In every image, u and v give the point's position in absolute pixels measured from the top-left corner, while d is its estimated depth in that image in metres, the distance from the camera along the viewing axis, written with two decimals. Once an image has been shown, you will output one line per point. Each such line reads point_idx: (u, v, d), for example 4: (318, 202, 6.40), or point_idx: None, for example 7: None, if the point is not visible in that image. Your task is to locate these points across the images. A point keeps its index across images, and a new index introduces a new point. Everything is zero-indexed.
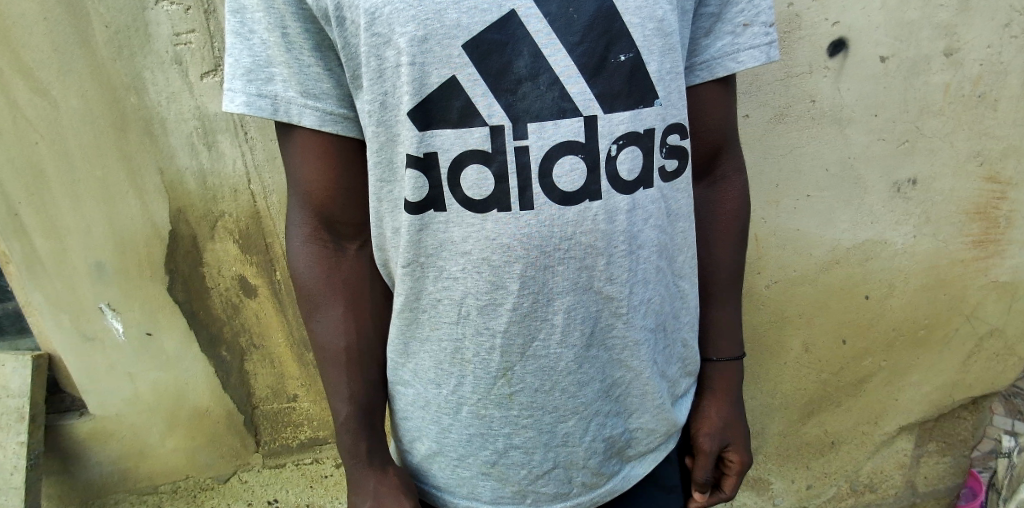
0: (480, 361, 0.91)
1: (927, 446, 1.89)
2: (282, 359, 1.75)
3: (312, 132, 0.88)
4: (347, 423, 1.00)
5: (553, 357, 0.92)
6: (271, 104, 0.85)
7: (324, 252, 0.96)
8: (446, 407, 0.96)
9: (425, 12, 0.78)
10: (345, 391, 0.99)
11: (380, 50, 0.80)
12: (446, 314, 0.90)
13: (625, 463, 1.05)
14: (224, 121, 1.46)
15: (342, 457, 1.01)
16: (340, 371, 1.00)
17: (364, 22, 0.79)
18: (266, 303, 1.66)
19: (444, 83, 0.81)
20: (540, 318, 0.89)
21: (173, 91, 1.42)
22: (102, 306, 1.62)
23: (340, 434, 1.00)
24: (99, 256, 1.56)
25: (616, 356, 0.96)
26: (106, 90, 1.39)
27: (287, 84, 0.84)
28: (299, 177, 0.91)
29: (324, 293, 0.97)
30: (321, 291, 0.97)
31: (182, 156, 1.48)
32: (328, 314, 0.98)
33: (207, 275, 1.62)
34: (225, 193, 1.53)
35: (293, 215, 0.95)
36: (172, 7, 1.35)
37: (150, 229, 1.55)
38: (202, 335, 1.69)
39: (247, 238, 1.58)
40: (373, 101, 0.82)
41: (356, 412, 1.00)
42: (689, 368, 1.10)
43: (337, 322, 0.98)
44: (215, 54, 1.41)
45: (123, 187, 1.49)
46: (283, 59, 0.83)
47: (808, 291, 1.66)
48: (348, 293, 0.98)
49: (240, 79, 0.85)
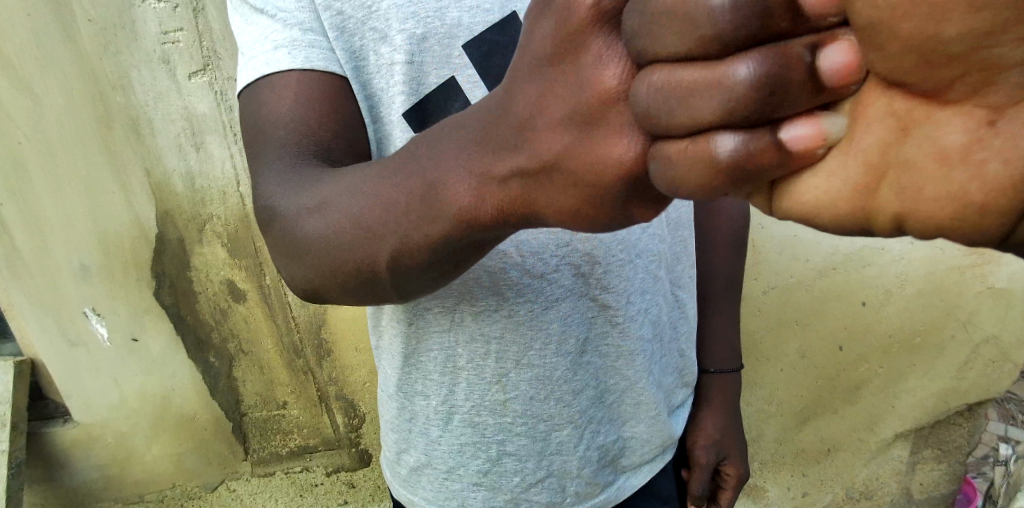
0: (473, 368, 0.89)
1: (923, 453, 1.87)
2: (271, 365, 1.70)
3: (322, 75, 0.77)
4: (432, 130, 0.61)
5: (548, 366, 0.90)
6: (293, 50, 0.77)
7: (309, 164, 0.73)
8: (446, 395, 0.92)
9: (426, 10, 0.81)
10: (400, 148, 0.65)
11: (376, 45, 0.81)
12: (437, 322, 0.89)
13: (619, 473, 1.03)
14: (212, 121, 1.41)
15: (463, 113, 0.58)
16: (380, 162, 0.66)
17: (362, 16, 0.80)
18: (255, 308, 1.61)
19: (443, 83, 0.83)
20: (535, 326, 0.88)
21: (160, 90, 1.37)
22: (86, 311, 1.58)
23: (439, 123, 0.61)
24: (85, 259, 1.53)
25: (610, 363, 0.95)
26: (91, 88, 1.36)
27: (311, 29, 0.78)
28: (288, 99, 0.75)
29: (320, 170, 0.72)
30: (316, 170, 0.72)
31: (170, 157, 1.43)
32: (325, 182, 0.69)
33: (195, 279, 1.58)
34: (213, 195, 1.48)
35: (265, 149, 0.76)
36: (160, 4, 1.30)
37: (137, 232, 1.51)
38: (190, 340, 1.65)
39: (236, 241, 1.53)
40: (366, 97, 0.83)
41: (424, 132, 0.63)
42: (685, 379, 1.09)
43: (344, 177, 0.68)
44: (204, 53, 1.35)
45: (108, 187, 1.46)
46: (301, 8, 0.78)
47: (805, 297, 1.64)
48: (345, 169, 0.70)
49: (260, 43, 0.79)
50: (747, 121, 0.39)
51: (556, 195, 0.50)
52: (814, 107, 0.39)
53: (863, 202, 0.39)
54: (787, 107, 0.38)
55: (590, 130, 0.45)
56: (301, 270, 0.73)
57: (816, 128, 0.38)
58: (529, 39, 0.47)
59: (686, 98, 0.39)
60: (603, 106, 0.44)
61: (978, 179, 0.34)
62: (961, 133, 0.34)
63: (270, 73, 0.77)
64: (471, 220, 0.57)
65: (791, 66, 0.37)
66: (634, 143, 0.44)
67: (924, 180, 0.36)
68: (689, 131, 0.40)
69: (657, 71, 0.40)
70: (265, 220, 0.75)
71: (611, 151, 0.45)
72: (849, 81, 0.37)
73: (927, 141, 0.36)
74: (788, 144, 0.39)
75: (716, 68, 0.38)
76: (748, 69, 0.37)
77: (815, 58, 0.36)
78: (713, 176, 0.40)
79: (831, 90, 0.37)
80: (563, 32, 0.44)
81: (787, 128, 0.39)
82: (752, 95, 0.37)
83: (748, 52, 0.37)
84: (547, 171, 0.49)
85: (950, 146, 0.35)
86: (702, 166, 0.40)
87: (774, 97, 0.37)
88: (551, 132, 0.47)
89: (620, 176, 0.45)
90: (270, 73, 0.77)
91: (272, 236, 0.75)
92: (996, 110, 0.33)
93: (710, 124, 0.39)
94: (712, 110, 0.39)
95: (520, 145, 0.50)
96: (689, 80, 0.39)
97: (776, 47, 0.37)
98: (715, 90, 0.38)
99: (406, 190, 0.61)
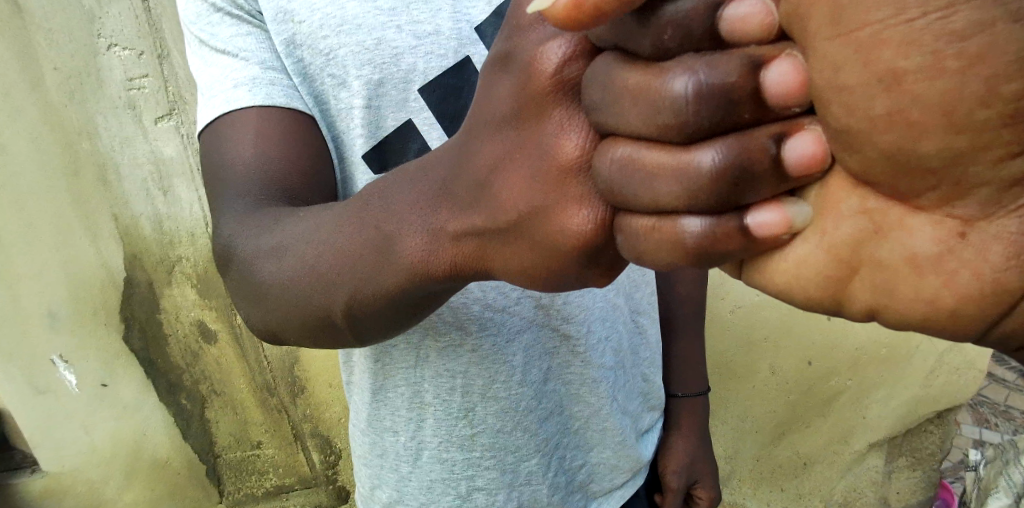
0: (440, 403, 0.91)
1: (897, 461, 1.78)
2: (244, 405, 1.68)
3: (282, 111, 0.80)
4: (392, 177, 0.61)
5: (514, 397, 0.92)
6: (253, 88, 0.80)
7: (272, 206, 0.75)
8: (414, 432, 0.94)
9: (382, 56, 0.83)
10: (361, 191, 0.66)
11: (336, 90, 0.84)
12: (403, 359, 0.90)
13: (590, 499, 1.05)
14: (180, 164, 1.41)
15: (423, 162, 0.58)
16: (341, 209, 0.67)
17: (321, 63, 0.83)
18: (226, 349, 1.60)
19: (400, 125, 0.86)
20: (499, 360, 0.89)
21: (127, 136, 1.38)
22: (54, 359, 1.57)
23: (398, 170, 0.61)
24: (52, 305, 1.52)
25: (574, 391, 0.97)
26: (59, 136, 1.37)
27: (272, 68, 0.82)
28: (248, 142, 0.79)
29: (281, 210, 0.74)
30: (277, 210, 0.74)
31: (138, 201, 1.44)
32: (285, 227, 0.71)
33: (165, 321, 1.56)
34: (182, 237, 1.47)
35: (228, 194, 0.79)
36: (125, 52, 1.31)
37: (105, 276, 1.51)
38: (161, 384, 1.64)
39: (206, 282, 1.52)
40: (332, 138, 0.87)
41: (381, 179, 0.64)
42: (652, 403, 1.12)
43: (305, 225, 0.69)
44: (169, 98, 1.35)
45: (75, 234, 1.46)
46: (260, 52, 0.82)
47: (770, 315, 1.72)
48: (306, 212, 0.72)
49: (220, 84, 0.82)
50: (710, 207, 0.39)
51: (511, 256, 0.51)
52: (780, 193, 0.39)
53: (838, 289, 0.40)
54: (749, 192, 0.38)
55: (548, 196, 0.45)
56: (262, 313, 0.75)
57: (782, 215, 0.39)
58: (490, 95, 0.47)
59: (647, 178, 0.39)
60: (562, 175, 0.44)
61: (950, 284, 0.35)
62: (930, 242, 0.35)
63: (231, 111, 0.80)
64: (427, 272, 0.58)
65: (754, 156, 0.37)
66: (593, 214, 0.44)
67: (898, 279, 0.37)
68: (654, 208, 0.41)
69: (622, 146, 0.41)
70: (228, 262, 0.77)
71: (568, 222, 0.45)
72: (816, 170, 0.37)
73: (899, 246, 0.36)
74: (754, 230, 0.39)
75: (680, 154, 0.38)
76: (711, 158, 0.37)
77: (779, 150, 0.37)
78: (677, 257, 0.41)
79: (795, 178, 0.37)
80: (525, 99, 0.44)
81: (755, 212, 0.39)
82: (713, 184, 0.38)
83: (713, 140, 0.38)
84: (504, 231, 0.50)
85: (921, 252, 0.36)
86: (668, 246, 0.41)
87: (739, 185, 0.37)
88: (513, 197, 0.47)
89: (577, 246, 0.45)
90: (232, 111, 0.81)
91: (234, 279, 0.77)
92: (966, 222, 0.34)
93: (675, 206, 0.39)
94: (671, 195, 0.39)
95: (483, 205, 0.50)
96: (653, 162, 0.39)
97: (741, 135, 0.37)
98: (677, 177, 0.39)
99: (362, 240, 0.63)
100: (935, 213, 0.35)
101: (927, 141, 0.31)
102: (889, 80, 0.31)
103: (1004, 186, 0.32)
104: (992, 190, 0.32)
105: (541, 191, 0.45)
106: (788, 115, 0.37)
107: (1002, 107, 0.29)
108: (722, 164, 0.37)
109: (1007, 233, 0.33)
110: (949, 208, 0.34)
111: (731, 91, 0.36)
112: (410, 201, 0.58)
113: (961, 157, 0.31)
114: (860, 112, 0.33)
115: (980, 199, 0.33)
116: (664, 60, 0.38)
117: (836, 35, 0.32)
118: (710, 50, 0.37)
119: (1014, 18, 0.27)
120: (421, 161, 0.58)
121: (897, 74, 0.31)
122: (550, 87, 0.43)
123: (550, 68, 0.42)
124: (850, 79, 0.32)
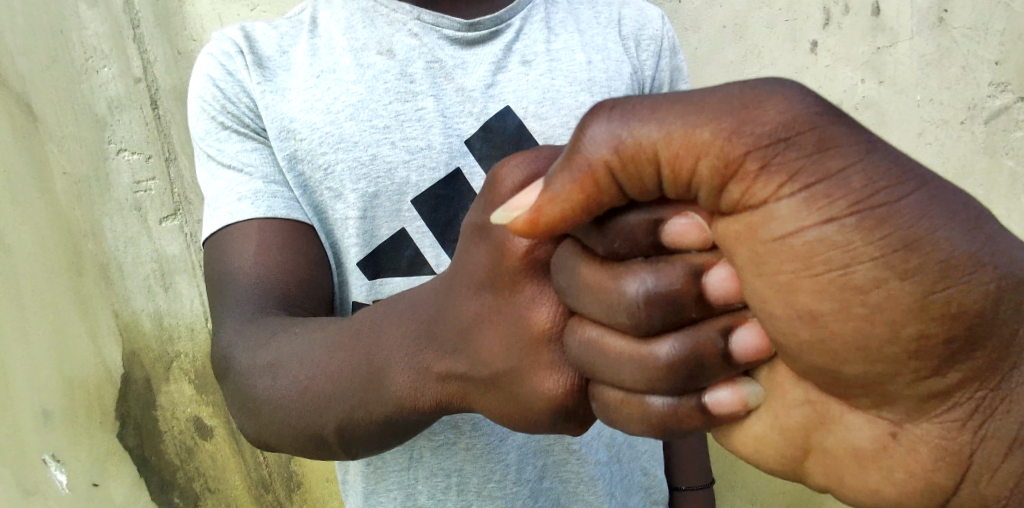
0: (434, 503, 0.90)
1: None
2: (238, 502, 1.63)
3: (283, 221, 0.83)
4: (382, 306, 0.63)
5: (509, 497, 0.90)
6: (257, 201, 0.83)
7: (268, 317, 0.77)
8: None
9: (376, 171, 0.87)
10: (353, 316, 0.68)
11: (333, 202, 0.88)
12: (395, 461, 0.89)
13: None
14: (182, 261, 1.44)
15: (411, 295, 0.60)
16: (335, 330, 0.68)
17: (319, 176, 0.88)
18: (222, 445, 1.57)
19: (394, 234, 0.90)
20: (493, 459, 0.88)
21: (131, 235, 1.42)
22: (45, 458, 1.56)
23: (387, 302, 0.63)
24: (46, 405, 1.52)
25: (572, 490, 0.95)
26: (65, 237, 1.41)
27: (275, 182, 0.86)
28: (249, 254, 0.81)
29: (276, 323, 0.75)
30: (274, 323, 0.75)
31: (138, 298, 1.46)
32: (283, 342, 0.72)
33: (160, 418, 1.55)
34: (181, 332, 1.48)
35: (227, 302, 0.80)
36: (133, 157, 1.37)
37: (103, 374, 1.51)
38: (154, 482, 1.61)
39: (202, 377, 1.51)
40: (331, 245, 0.90)
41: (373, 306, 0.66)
42: (656, 497, 1.09)
43: (303, 344, 0.70)
44: (175, 199, 1.40)
45: (74, 332, 1.48)
46: (261, 166, 0.86)
47: None
48: (302, 328, 0.73)
49: (222, 197, 0.85)
50: (673, 391, 0.45)
51: (492, 401, 0.53)
52: (735, 375, 0.45)
53: (797, 464, 0.46)
54: (706, 379, 0.45)
55: (522, 361, 0.50)
56: (256, 424, 0.74)
57: (736, 395, 0.45)
58: (467, 259, 0.51)
59: (607, 363, 0.46)
60: (535, 343, 0.49)
61: (890, 478, 0.42)
62: (866, 437, 0.42)
63: (235, 223, 0.83)
64: (415, 405, 0.59)
65: (705, 352, 0.44)
66: (563, 379, 0.49)
67: (845, 470, 0.44)
68: (622, 387, 0.47)
69: (588, 328, 0.47)
70: (225, 370, 0.78)
71: (541, 385, 0.50)
72: (761, 358, 0.44)
73: (841, 437, 0.43)
74: (712, 409, 0.46)
75: (640, 345, 0.45)
76: (669, 347, 0.44)
77: (727, 344, 0.44)
78: (644, 428, 0.47)
79: (745, 363, 0.44)
80: (500, 270, 0.48)
81: (711, 393, 0.46)
82: (669, 372, 0.44)
83: (669, 333, 0.44)
84: (486, 380, 0.52)
85: (859, 444, 0.42)
86: (637, 420, 0.47)
87: (691, 376, 0.44)
88: (490, 353, 0.51)
89: (549, 405, 0.50)
90: (234, 222, 0.83)
91: (230, 387, 0.77)
92: (895, 424, 0.40)
93: (641, 389, 0.46)
94: (633, 380, 0.45)
95: (465, 353, 0.53)
96: (613, 350, 0.46)
97: (691, 330, 0.44)
98: (637, 365, 0.45)
99: (352, 369, 0.64)
100: (869, 412, 0.41)
101: (848, 366, 0.38)
102: (807, 318, 0.37)
103: (922, 399, 0.38)
104: (912, 403, 0.38)
105: (515, 352, 0.50)
106: (734, 310, 0.44)
107: (905, 344, 0.35)
108: (675, 358, 0.44)
109: (930, 435, 0.39)
110: (878, 411, 0.40)
111: (677, 296, 0.43)
112: (397, 336, 0.59)
113: (879, 379, 0.38)
114: (787, 336, 0.38)
115: (903, 408, 0.39)
116: (617, 261, 0.44)
117: (759, 273, 0.38)
118: (656, 256, 0.44)
119: (902, 276, 0.34)
120: (409, 294, 0.61)
121: (813, 314, 0.37)
122: (520, 262, 0.47)
123: (520, 250, 0.47)
124: (775, 307, 0.38)
